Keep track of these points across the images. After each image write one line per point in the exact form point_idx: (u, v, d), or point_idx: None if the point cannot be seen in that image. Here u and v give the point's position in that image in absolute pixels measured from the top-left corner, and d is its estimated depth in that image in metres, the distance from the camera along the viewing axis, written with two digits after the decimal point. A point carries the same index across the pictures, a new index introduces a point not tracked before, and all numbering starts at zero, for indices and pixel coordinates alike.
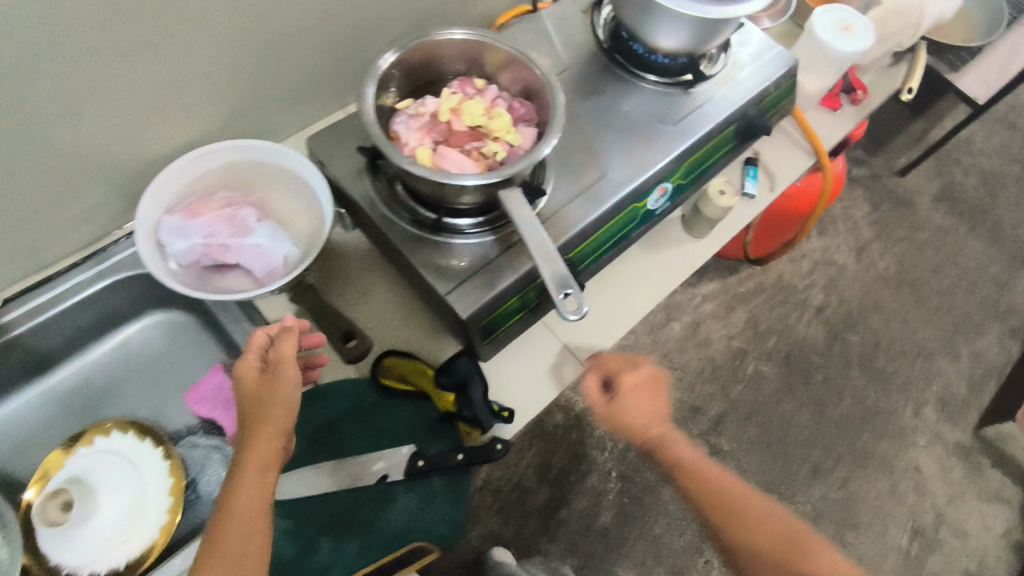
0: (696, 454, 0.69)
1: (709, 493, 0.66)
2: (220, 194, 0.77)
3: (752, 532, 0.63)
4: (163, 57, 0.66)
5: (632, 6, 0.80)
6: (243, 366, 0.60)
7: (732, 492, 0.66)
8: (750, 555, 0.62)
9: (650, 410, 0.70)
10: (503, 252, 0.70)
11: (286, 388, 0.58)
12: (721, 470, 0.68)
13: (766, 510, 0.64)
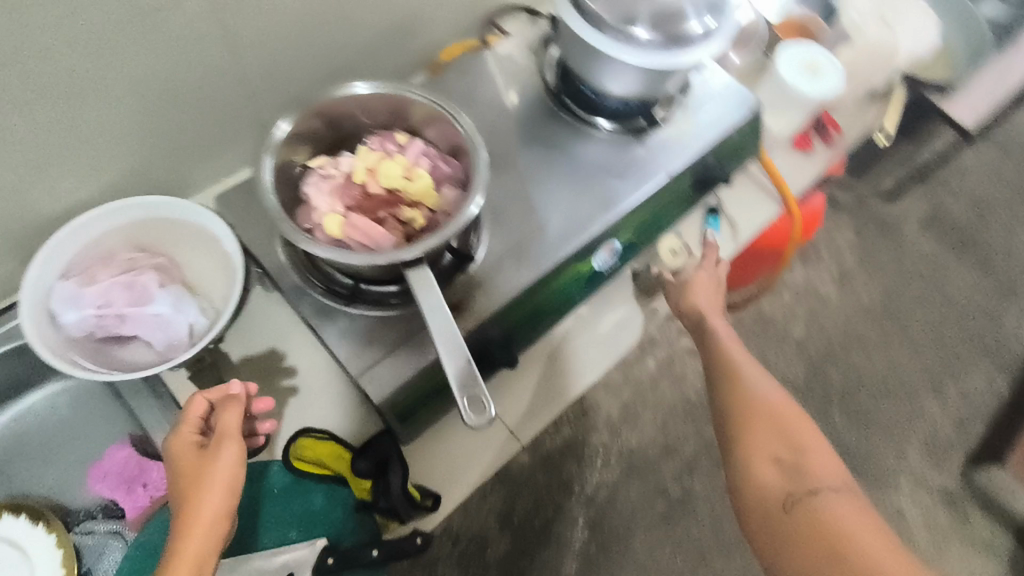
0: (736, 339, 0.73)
1: (731, 363, 0.70)
2: (123, 255, 0.71)
3: (757, 404, 0.65)
4: (37, 105, 0.60)
5: (577, 49, 0.74)
6: (178, 441, 0.54)
7: (751, 372, 0.69)
8: (744, 419, 0.65)
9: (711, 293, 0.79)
10: (423, 328, 0.63)
11: (220, 467, 0.52)
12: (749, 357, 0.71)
13: (774, 394, 0.66)
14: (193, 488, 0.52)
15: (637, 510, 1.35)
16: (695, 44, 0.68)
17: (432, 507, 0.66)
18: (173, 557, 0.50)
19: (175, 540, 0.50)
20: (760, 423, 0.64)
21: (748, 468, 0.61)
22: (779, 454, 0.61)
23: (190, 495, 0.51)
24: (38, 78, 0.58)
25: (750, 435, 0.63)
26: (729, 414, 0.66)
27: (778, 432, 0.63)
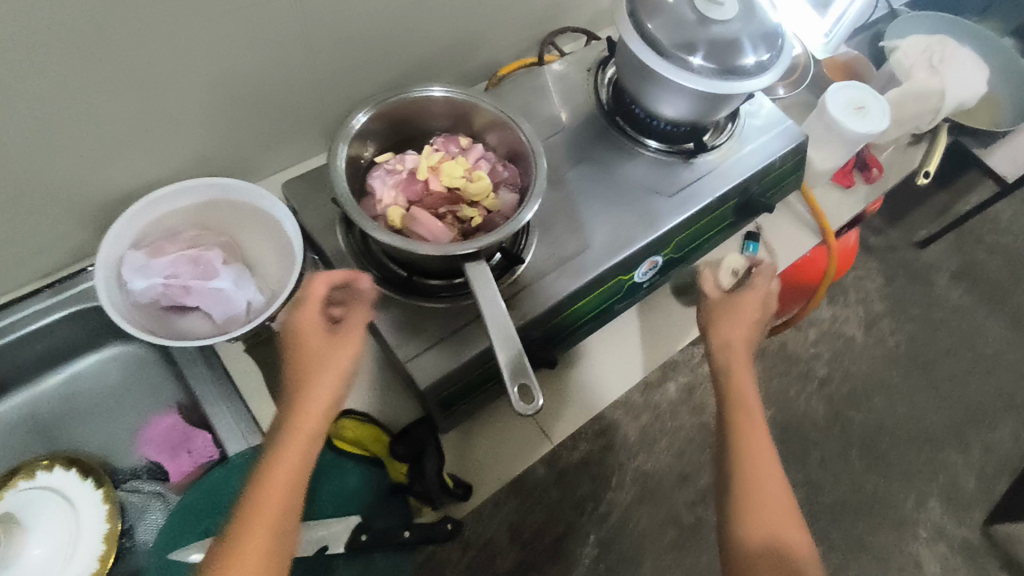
0: (757, 411, 0.68)
1: (751, 444, 0.66)
2: (190, 232, 0.75)
3: (769, 500, 0.63)
4: (130, 85, 0.64)
5: (634, 72, 0.78)
6: (304, 316, 0.58)
7: (766, 455, 0.65)
8: (755, 513, 0.62)
9: (751, 326, 0.73)
10: (469, 322, 0.66)
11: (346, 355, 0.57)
12: (765, 433, 0.67)
13: (783, 489, 0.64)
14: (318, 368, 0.56)
15: (648, 534, 1.35)
16: (751, 75, 0.72)
17: (463, 495, 0.67)
18: (294, 426, 0.55)
19: (295, 409, 0.55)
20: (769, 526, 0.61)
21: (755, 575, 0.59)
22: (786, 568, 0.59)
23: (315, 373, 0.56)
24: (132, 61, 0.62)
25: (760, 539, 0.60)
26: (738, 508, 0.62)
27: (785, 535, 0.61)
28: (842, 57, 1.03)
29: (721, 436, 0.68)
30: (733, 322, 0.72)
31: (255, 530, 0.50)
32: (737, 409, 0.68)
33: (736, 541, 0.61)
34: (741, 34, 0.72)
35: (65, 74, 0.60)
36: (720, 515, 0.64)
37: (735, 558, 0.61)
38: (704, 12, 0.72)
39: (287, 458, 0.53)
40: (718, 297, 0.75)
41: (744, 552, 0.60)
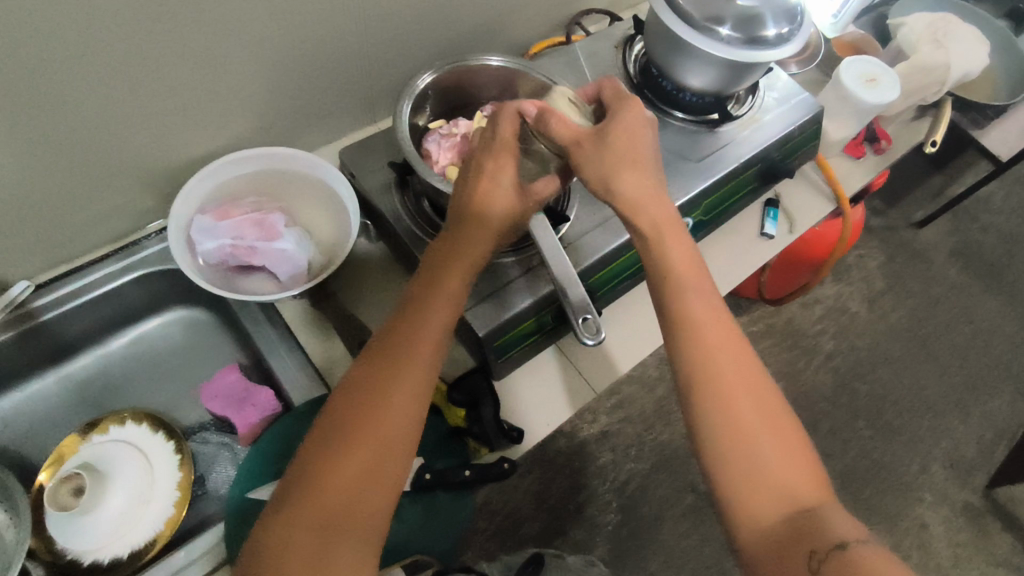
0: (701, 276, 0.59)
1: (702, 320, 0.56)
2: (250, 199, 0.79)
3: (739, 376, 0.54)
4: (205, 63, 0.68)
5: (663, 45, 0.83)
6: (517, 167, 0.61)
7: (722, 326, 0.56)
8: (731, 398, 0.53)
9: (644, 147, 0.60)
10: (521, 275, 0.71)
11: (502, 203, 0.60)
12: (711, 297, 0.58)
13: (748, 358, 0.55)
14: (467, 228, 0.60)
15: (667, 502, 1.39)
16: (771, 46, 0.76)
17: (517, 437, 0.71)
18: (433, 288, 0.59)
19: (434, 276, 0.59)
20: (750, 407, 0.52)
21: (738, 472, 0.50)
22: (776, 454, 0.51)
23: (462, 235, 0.60)
24: (204, 43, 0.66)
25: (743, 429, 0.52)
26: (704, 396, 0.53)
27: (767, 415, 0.52)
28: (849, 36, 1.09)
29: (663, 316, 0.58)
30: (637, 169, 0.59)
31: (393, 382, 0.54)
32: (680, 282, 0.58)
33: (710, 435, 0.52)
34: (763, 8, 0.75)
35: (144, 53, 0.62)
36: (683, 406, 0.55)
37: (718, 458, 0.51)
38: None
39: (427, 319, 0.57)
40: (591, 142, 0.59)
41: (724, 450, 0.51)
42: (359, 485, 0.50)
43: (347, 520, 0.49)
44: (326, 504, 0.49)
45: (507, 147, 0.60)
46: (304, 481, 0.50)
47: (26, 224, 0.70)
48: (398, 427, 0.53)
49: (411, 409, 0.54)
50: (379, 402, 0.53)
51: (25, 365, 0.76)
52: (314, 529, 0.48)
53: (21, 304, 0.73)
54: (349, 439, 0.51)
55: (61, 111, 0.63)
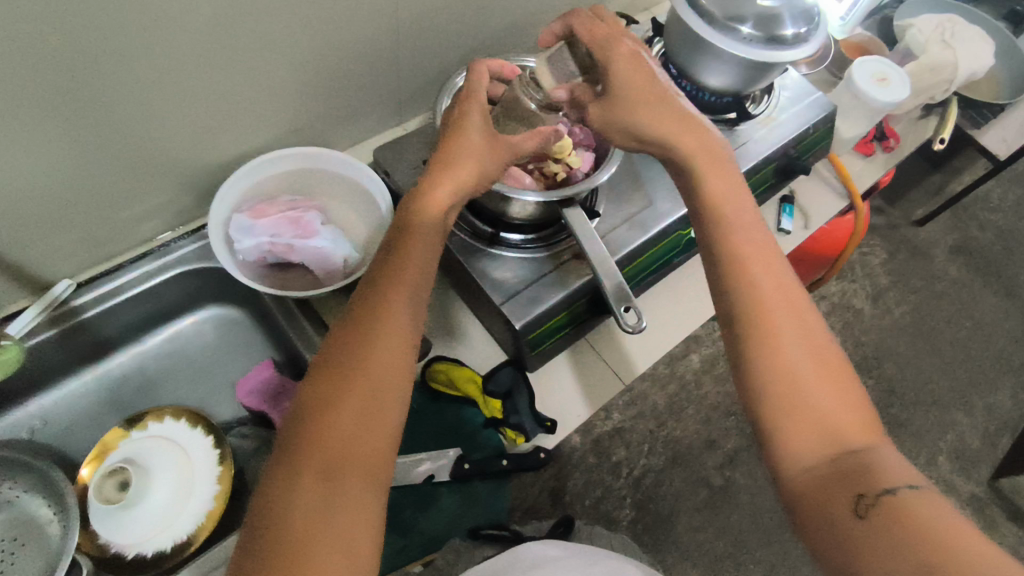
0: (749, 218, 0.61)
1: (748, 256, 0.58)
2: (283, 197, 0.81)
3: (782, 310, 0.55)
4: (245, 68, 0.69)
5: (683, 47, 0.85)
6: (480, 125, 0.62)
7: (771, 266, 0.58)
8: (775, 331, 0.54)
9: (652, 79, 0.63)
10: (554, 268, 0.73)
11: (468, 157, 0.60)
12: (760, 236, 0.60)
13: (798, 295, 0.56)
14: (435, 186, 0.59)
15: (681, 496, 1.41)
16: (789, 47, 0.77)
17: (551, 427, 0.73)
18: (411, 241, 0.57)
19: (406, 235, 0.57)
20: (797, 344, 0.54)
21: (778, 406, 0.52)
22: (821, 390, 0.52)
23: (431, 197, 0.59)
24: (245, 47, 0.67)
25: (786, 363, 0.53)
26: (750, 329, 0.55)
27: (814, 352, 0.54)
28: (857, 37, 1.12)
29: (710, 254, 0.60)
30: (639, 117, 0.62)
31: (379, 332, 0.52)
32: (726, 223, 0.60)
33: (753, 369, 0.54)
34: (783, 8, 0.77)
35: (189, 58, 0.64)
36: (728, 341, 0.57)
37: (761, 391, 0.53)
38: None
39: (405, 272, 0.56)
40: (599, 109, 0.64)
41: (768, 382, 0.53)
42: (356, 432, 0.48)
43: (348, 468, 0.46)
44: (323, 454, 0.46)
45: (471, 111, 0.62)
46: (296, 434, 0.47)
47: (67, 228, 0.71)
48: (390, 374, 0.51)
49: (400, 358, 0.52)
50: (367, 351, 0.51)
51: (64, 364, 0.77)
52: (316, 479, 0.45)
53: (63, 303, 0.74)
54: (337, 389, 0.49)
55: (108, 116, 0.64)
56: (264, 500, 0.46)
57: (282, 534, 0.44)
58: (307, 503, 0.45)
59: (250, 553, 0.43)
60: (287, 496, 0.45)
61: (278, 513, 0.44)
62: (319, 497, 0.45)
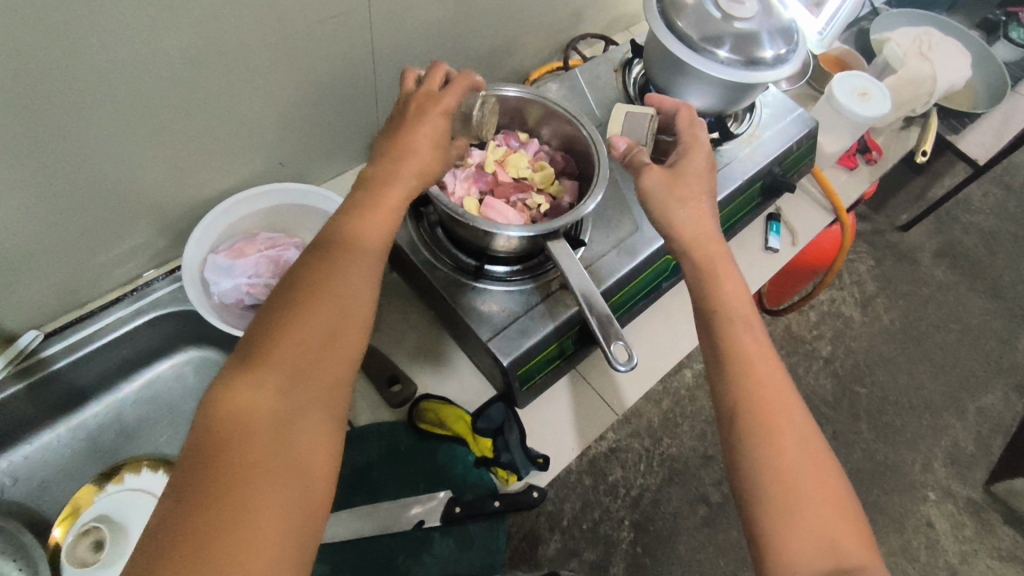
0: (747, 314, 0.60)
1: (749, 357, 0.57)
2: (262, 234, 0.80)
3: (779, 412, 0.55)
4: (218, 106, 0.67)
5: (663, 69, 0.84)
6: (434, 115, 0.60)
7: (771, 364, 0.57)
8: (773, 435, 0.54)
9: (708, 191, 0.66)
10: (542, 299, 0.71)
11: (434, 133, 0.60)
12: (758, 333, 0.59)
13: (795, 400, 0.56)
14: (402, 151, 0.59)
15: (680, 514, 1.39)
16: (768, 67, 0.77)
17: (543, 464, 0.72)
18: (376, 192, 0.57)
19: (358, 210, 0.56)
20: (796, 448, 0.53)
21: (781, 515, 0.51)
22: (818, 504, 0.51)
23: (384, 184, 0.57)
24: (214, 87, 0.65)
25: (787, 473, 0.52)
26: (751, 432, 0.54)
27: (810, 461, 0.53)
28: (835, 52, 1.13)
29: (712, 351, 0.59)
30: (685, 204, 0.63)
31: (341, 275, 0.52)
32: (729, 318, 0.59)
33: (754, 477, 0.53)
34: (761, 29, 0.77)
35: (156, 101, 0.62)
36: (725, 439, 0.56)
37: (762, 497, 0.52)
38: (727, 9, 0.77)
39: (368, 222, 0.55)
40: (661, 175, 0.64)
41: (770, 490, 0.52)
42: (311, 368, 0.47)
43: (301, 402, 0.46)
44: (276, 385, 0.45)
45: (450, 92, 0.62)
46: (246, 364, 0.46)
47: (36, 280, 0.69)
48: (327, 342, 0.49)
49: (360, 303, 0.52)
50: (325, 291, 0.50)
51: (36, 416, 0.74)
52: (269, 408, 0.44)
53: (30, 354, 0.71)
54: (270, 351, 0.47)
55: (74, 166, 0.61)
56: (204, 424, 0.43)
57: (228, 460, 0.41)
58: (257, 432, 0.43)
59: (186, 477, 0.41)
60: (234, 423, 0.43)
61: (221, 439, 0.42)
62: (269, 427, 0.44)
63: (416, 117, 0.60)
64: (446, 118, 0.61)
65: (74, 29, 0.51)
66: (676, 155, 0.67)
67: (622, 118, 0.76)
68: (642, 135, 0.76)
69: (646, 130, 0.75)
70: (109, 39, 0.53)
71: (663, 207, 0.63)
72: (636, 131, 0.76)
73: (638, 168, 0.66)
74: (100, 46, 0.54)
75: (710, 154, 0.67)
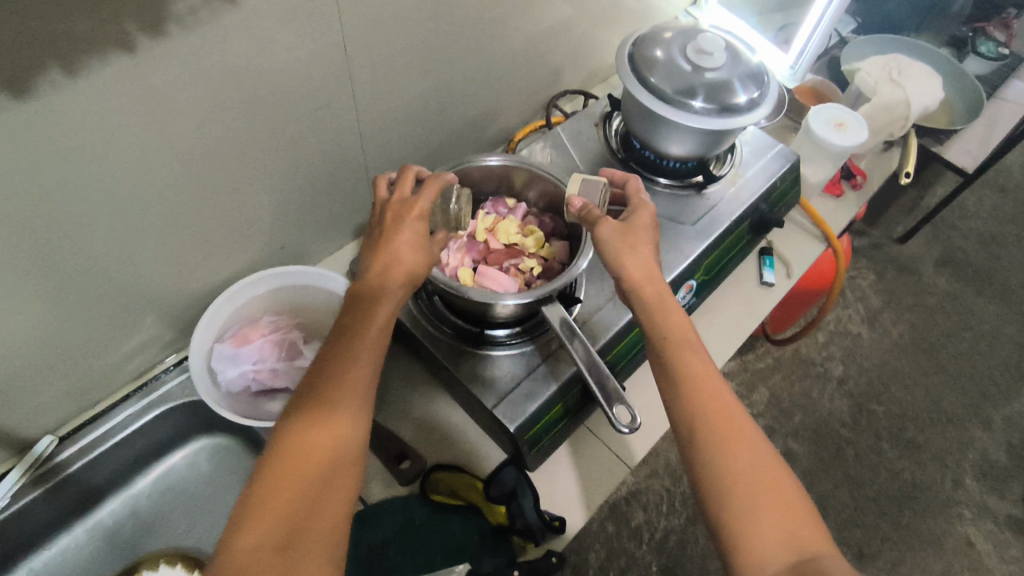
0: (695, 340, 0.61)
1: (697, 373, 0.58)
2: (266, 317, 0.83)
3: (732, 424, 0.56)
4: (215, 200, 0.70)
5: (641, 122, 0.87)
6: (410, 221, 0.62)
7: (713, 377, 0.58)
8: (729, 442, 0.55)
9: (654, 239, 0.66)
10: (543, 359, 0.72)
11: (412, 242, 0.62)
12: (705, 355, 0.60)
13: (747, 417, 0.57)
14: (388, 258, 0.61)
15: (709, 554, 1.35)
16: (743, 112, 0.78)
17: (561, 527, 0.72)
18: (364, 314, 0.58)
19: (351, 322, 0.58)
20: (748, 450, 0.54)
21: (743, 515, 0.51)
22: (779, 506, 0.52)
23: (371, 294, 0.59)
24: (211, 184, 0.68)
25: (746, 477, 0.53)
26: (709, 442, 0.55)
27: (765, 468, 0.54)
28: (809, 83, 1.16)
29: (663, 372, 0.59)
30: (638, 250, 0.63)
31: (338, 395, 0.53)
32: (678, 344, 0.59)
33: (715, 483, 0.53)
34: (731, 77, 0.78)
35: (154, 204, 0.64)
36: (684, 451, 0.57)
37: (724, 505, 0.52)
38: (696, 61, 0.78)
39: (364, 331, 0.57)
40: (616, 226, 0.65)
41: (732, 493, 0.52)
42: (315, 509, 0.48)
43: (307, 546, 0.46)
44: (281, 531, 0.46)
45: (423, 196, 0.64)
46: (252, 512, 0.47)
47: (48, 386, 0.70)
48: (332, 458, 0.51)
49: (356, 431, 0.53)
50: (322, 425, 0.52)
51: (54, 520, 0.75)
52: (275, 558, 0.45)
53: (45, 460, 0.73)
54: (276, 476, 0.49)
55: (80, 274, 0.63)
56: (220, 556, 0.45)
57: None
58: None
59: None
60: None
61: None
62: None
63: (395, 225, 0.62)
64: (423, 221, 0.63)
65: (74, 147, 0.54)
66: (626, 214, 0.68)
67: (579, 181, 0.72)
68: (599, 203, 0.71)
69: (601, 197, 0.72)
70: (108, 152, 0.56)
71: (617, 255, 0.63)
72: (591, 198, 0.72)
73: (593, 222, 0.66)
74: (100, 159, 0.56)
75: (652, 211, 0.68)
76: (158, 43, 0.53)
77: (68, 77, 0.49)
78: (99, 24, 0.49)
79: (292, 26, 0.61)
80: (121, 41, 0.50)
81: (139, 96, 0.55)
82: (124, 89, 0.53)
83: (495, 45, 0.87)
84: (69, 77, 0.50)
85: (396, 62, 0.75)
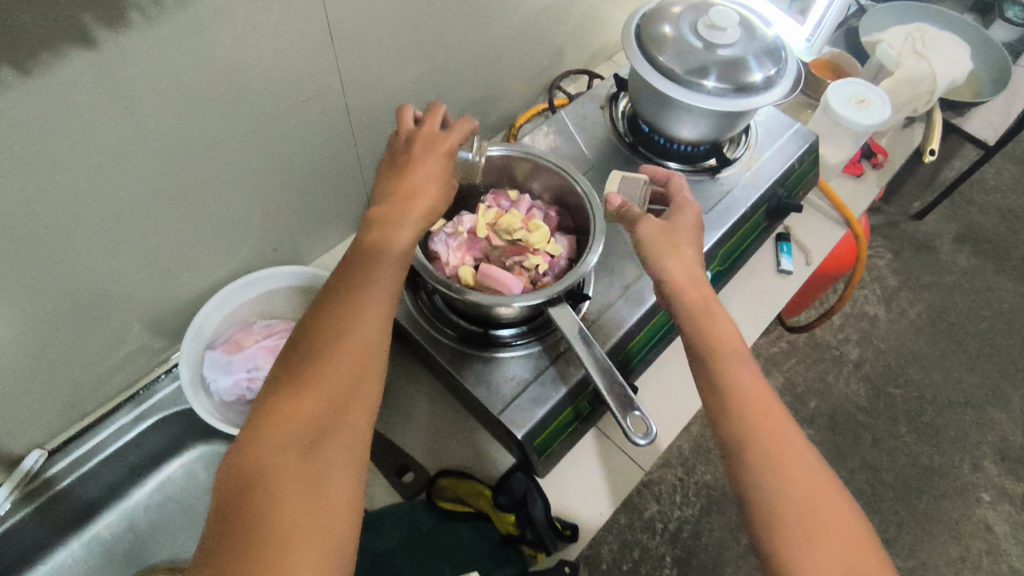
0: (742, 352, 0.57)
1: (745, 390, 0.54)
2: (260, 321, 0.79)
3: (783, 443, 0.52)
4: (199, 200, 0.66)
5: (650, 104, 0.81)
6: (430, 153, 0.59)
7: (761, 393, 0.54)
8: (780, 463, 0.51)
9: (697, 240, 0.62)
10: (551, 361, 0.68)
11: (436, 174, 0.58)
12: (752, 368, 0.56)
13: (798, 435, 0.53)
14: (408, 190, 0.57)
15: (723, 544, 1.32)
16: (759, 91, 0.73)
17: (572, 536, 0.70)
18: (382, 239, 0.55)
19: (368, 252, 0.54)
20: (803, 470, 0.51)
21: (796, 546, 0.48)
22: (835, 539, 0.48)
23: (387, 226, 0.55)
24: (193, 185, 0.64)
25: (800, 501, 0.49)
26: (759, 462, 0.51)
27: (818, 493, 0.50)
28: (826, 56, 1.10)
29: (709, 386, 0.55)
30: (681, 252, 0.59)
31: (353, 324, 0.50)
32: (723, 355, 0.55)
33: (765, 510, 0.49)
34: (746, 54, 0.73)
35: (133, 209, 0.60)
36: (731, 472, 0.53)
37: (777, 532, 0.48)
38: (708, 37, 0.73)
39: (382, 264, 0.54)
40: (658, 225, 0.61)
41: (784, 522, 0.49)
42: (333, 424, 0.47)
43: (324, 459, 0.45)
44: (301, 442, 0.45)
45: (454, 132, 0.61)
46: (277, 412, 0.46)
47: (35, 400, 0.67)
48: (354, 385, 0.48)
49: (376, 349, 0.51)
50: (341, 340, 0.49)
51: (49, 534, 0.73)
52: (298, 473, 0.44)
53: (36, 475, 0.70)
54: (293, 398, 0.47)
55: (57, 284, 0.60)
56: (234, 473, 0.44)
57: (266, 507, 0.42)
58: (288, 492, 0.43)
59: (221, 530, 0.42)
60: (263, 483, 0.43)
61: (254, 496, 0.43)
62: (298, 485, 0.44)
63: (416, 155, 0.58)
64: (451, 156, 0.60)
65: (39, 153, 0.50)
66: (668, 213, 0.64)
67: (618, 179, 0.71)
68: (640, 201, 0.70)
69: (642, 195, 0.70)
70: (75, 157, 0.52)
71: (658, 255, 0.59)
72: (631, 194, 0.71)
73: (634, 221, 0.63)
74: (69, 164, 0.53)
75: (696, 209, 0.64)
76: (120, 36, 0.48)
77: (21, 77, 0.45)
78: (51, 15, 0.44)
79: (271, 10, 0.56)
80: (77, 35, 0.46)
81: (104, 94, 0.50)
82: (87, 88, 0.49)
83: (492, 25, 0.82)
84: (21, 76, 0.46)
85: (386, 47, 0.70)
